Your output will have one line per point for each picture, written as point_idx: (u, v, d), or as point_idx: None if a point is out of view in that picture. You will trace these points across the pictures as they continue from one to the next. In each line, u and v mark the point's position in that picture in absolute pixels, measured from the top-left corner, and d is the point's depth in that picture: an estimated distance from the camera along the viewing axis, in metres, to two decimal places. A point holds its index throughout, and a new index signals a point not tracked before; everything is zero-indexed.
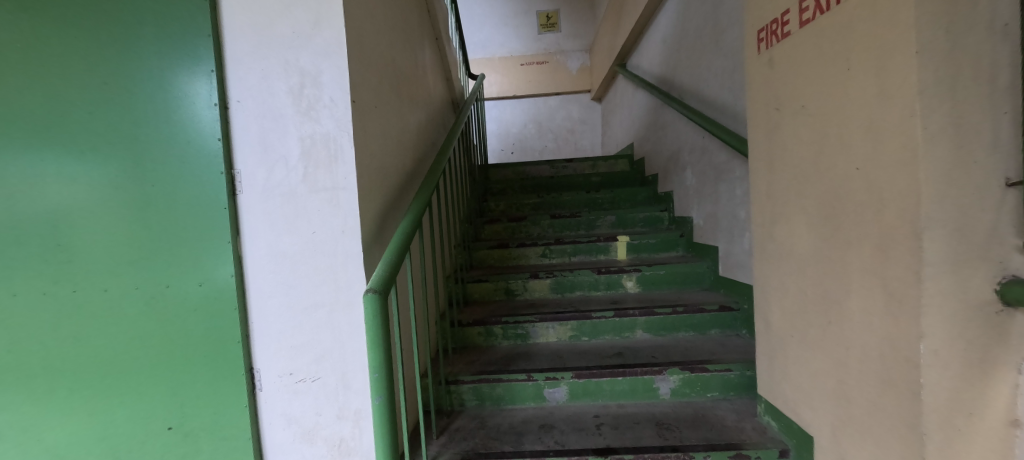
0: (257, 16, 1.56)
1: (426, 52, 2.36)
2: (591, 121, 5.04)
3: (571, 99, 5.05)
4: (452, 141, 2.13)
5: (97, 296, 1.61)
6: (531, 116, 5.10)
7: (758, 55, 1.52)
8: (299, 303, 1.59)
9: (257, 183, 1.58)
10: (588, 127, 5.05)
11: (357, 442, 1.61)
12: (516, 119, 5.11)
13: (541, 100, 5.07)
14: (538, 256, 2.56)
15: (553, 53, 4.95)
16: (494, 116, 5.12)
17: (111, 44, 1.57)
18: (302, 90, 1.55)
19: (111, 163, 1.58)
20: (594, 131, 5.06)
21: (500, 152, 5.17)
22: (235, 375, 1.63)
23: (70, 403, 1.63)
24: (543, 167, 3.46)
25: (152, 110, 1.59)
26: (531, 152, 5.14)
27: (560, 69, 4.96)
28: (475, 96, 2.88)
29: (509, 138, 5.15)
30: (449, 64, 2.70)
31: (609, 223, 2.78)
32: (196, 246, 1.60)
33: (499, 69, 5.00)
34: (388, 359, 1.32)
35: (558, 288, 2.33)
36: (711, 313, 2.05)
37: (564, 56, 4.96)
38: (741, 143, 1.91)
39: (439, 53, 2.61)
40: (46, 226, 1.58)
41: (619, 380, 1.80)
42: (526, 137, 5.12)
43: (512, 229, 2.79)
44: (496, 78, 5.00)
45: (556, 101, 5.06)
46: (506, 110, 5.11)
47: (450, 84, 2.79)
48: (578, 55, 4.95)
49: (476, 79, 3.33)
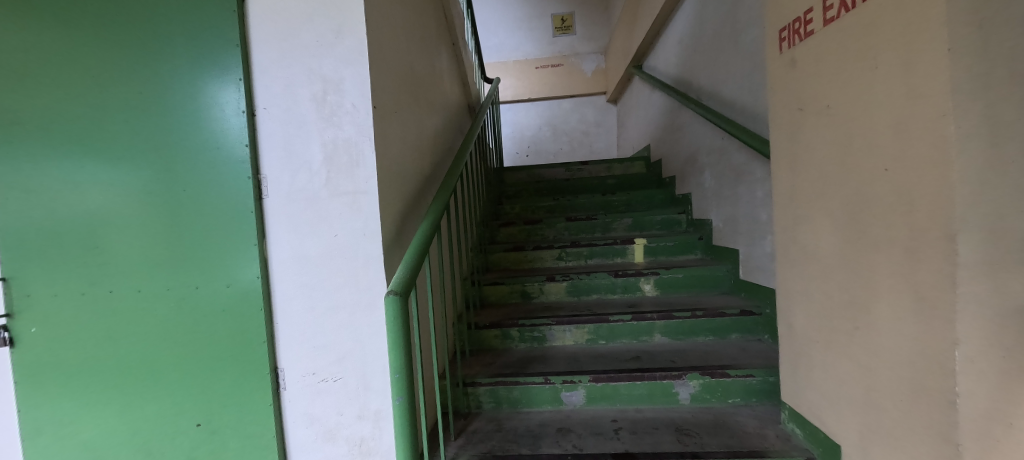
0: (284, 26, 1.62)
1: (444, 58, 2.40)
2: (606, 123, 5.01)
3: (586, 101, 5.03)
4: (469, 144, 2.15)
5: (130, 296, 1.67)
6: (546, 119, 5.10)
7: (780, 54, 1.49)
8: (320, 304, 1.65)
9: (282, 188, 1.64)
10: (603, 129, 5.02)
11: (376, 442, 1.66)
12: (531, 123, 5.12)
13: (555, 102, 5.06)
14: (554, 259, 2.57)
15: (567, 56, 4.96)
16: (509, 120, 5.15)
17: (144, 55, 1.64)
18: (326, 97, 1.61)
19: (143, 169, 1.65)
20: (610, 133, 5.02)
21: (515, 155, 5.18)
22: (260, 374, 1.68)
23: (105, 398, 1.70)
24: (557, 171, 3.47)
25: (183, 118, 1.65)
26: (545, 155, 5.14)
27: (575, 71, 4.95)
28: (491, 98, 2.89)
29: (524, 141, 5.15)
30: (466, 69, 2.73)
31: (626, 226, 2.76)
32: (225, 249, 1.65)
33: (514, 72, 4.99)
34: (409, 360, 1.35)
35: (574, 291, 2.32)
36: (732, 318, 2.01)
37: (579, 58, 4.95)
38: (761, 143, 1.87)
39: (456, 58, 2.64)
40: (84, 228, 1.66)
41: (637, 385, 1.79)
42: (540, 140, 5.13)
43: (528, 231, 2.78)
44: (510, 81, 5.00)
45: (570, 104, 5.05)
46: (521, 114, 5.12)
47: (465, 89, 2.81)
48: (593, 57, 4.94)
49: (492, 83, 3.33)
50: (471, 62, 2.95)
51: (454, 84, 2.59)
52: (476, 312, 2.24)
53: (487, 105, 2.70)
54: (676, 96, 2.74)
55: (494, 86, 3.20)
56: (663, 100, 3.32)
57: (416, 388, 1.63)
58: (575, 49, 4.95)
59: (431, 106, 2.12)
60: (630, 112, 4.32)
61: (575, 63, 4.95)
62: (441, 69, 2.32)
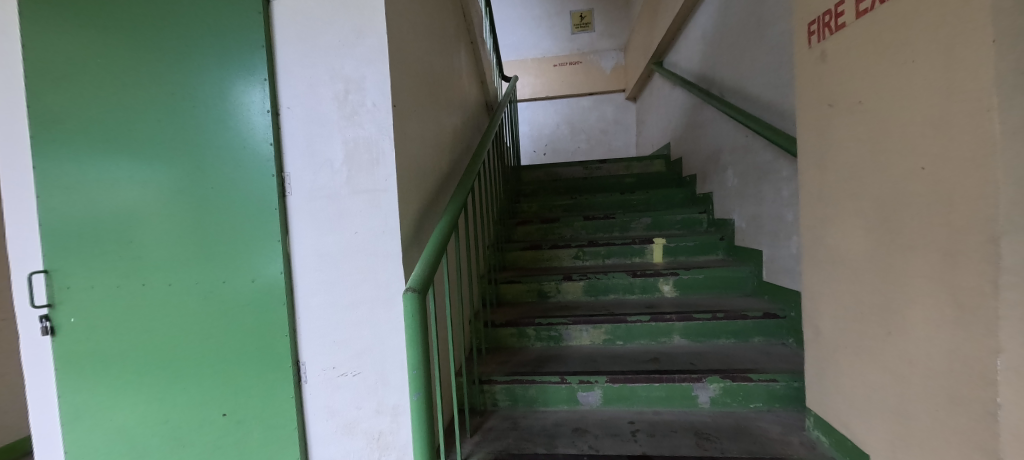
0: (306, 27, 1.65)
1: (463, 56, 2.40)
2: (624, 121, 4.94)
3: (604, 99, 4.97)
4: (487, 142, 2.16)
5: (161, 289, 1.73)
6: (563, 117, 5.07)
7: (809, 49, 1.43)
8: (341, 299, 1.68)
9: (304, 185, 1.68)
10: (622, 127, 4.95)
11: (394, 437, 1.68)
12: (549, 121, 5.10)
13: (573, 100, 5.03)
14: (571, 258, 2.55)
15: (586, 53, 4.91)
16: (526, 118, 5.14)
17: (175, 57, 1.69)
18: (347, 96, 1.64)
19: (174, 167, 1.71)
20: (629, 131, 4.95)
21: (532, 153, 5.18)
22: (283, 367, 1.72)
23: (137, 387, 1.77)
24: (575, 169, 3.42)
25: (211, 117, 1.70)
26: (563, 153, 5.12)
27: (594, 69, 4.90)
28: (510, 96, 2.89)
29: (542, 139, 5.14)
30: (484, 67, 2.73)
31: (645, 225, 2.71)
32: (250, 245, 1.70)
33: (531, 70, 4.99)
34: (426, 356, 1.36)
35: (591, 290, 2.30)
36: (755, 321, 1.95)
37: (598, 55, 4.89)
38: (787, 140, 1.82)
39: (475, 56, 2.64)
40: (119, 223, 1.73)
41: (654, 387, 1.76)
42: (558, 139, 5.11)
43: (545, 230, 2.77)
44: (528, 79, 5.00)
45: (589, 102, 5.01)
46: (538, 112, 5.11)
47: (483, 88, 2.81)
48: (612, 54, 4.86)
49: (511, 81, 3.31)
50: (489, 60, 2.95)
51: (473, 82, 2.60)
52: (492, 310, 2.24)
53: (506, 103, 2.70)
54: (698, 93, 2.68)
55: (513, 84, 3.19)
56: (684, 97, 3.25)
57: (433, 384, 1.65)
58: (594, 46, 4.89)
59: (450, 104, 2.13)
60: (650, 110, 4.24)
61: (594, 61, 4.89)
62: (460, 67, 2.33)
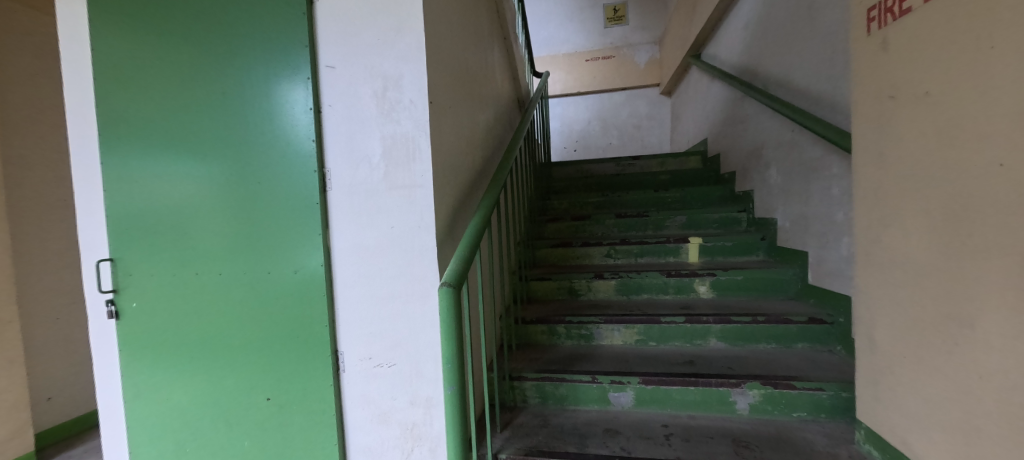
0: (346, 26, 1.70)
1: (496, 52, 2.40)
2: (659, 116, 4.76)
3: (638, 94, 4.82)
4: (519, 138, 2.15)
5: (212, 278, 1.84)
6: (595, 113, 4.96)
7: (867, 35, 1.34)
8: (378, 292, 1.73)
9: (344, 181, 1.73)
10: (656, 123, 4.78)
11: (428, 428, 1.72)
12: (581, 117, 5.01)
13: (606, 96, 4.91)
14: (602, 256, 2.48)
15: (620, 47, 4.79)
16: (557, 114, 5.07)
17: (226, 58, 1.78)
18: (385, 93, 1.68)
19: (225, 163, 1.80)
20: (663, 127, 4.77)
21: (563, 150, 5.10)
22: (322, 356, 1.78)
23: (191, 369, 1.88)
24: (608, 166, 3.33)
25: (259, 115, 1.77)
26: (595, 149, 5.01)
27: (628, 63, 4.75)
28: (543, 92, 2.86)
29: (573, 135, 5.06)
30: (516, 63, 2.72)
31: (679, 224, 2.61)
32: (293, 238, 1.77)
33: (564, 65, 4.93)
34: (461, 351, 1.38)
35: (624, 290, 2.25)
36: (799, 325, 1.85)
37: (632, 49, 4.74)
38: (838, 135, 1.71)
39: (507, 52, 2.63)
40: (177, 216, 1.84)
41: (690, 390, 1.70)
42: (590, 135, 5.01)
43: (575, 227, 2.73)
44: (561, 74, 4.94)
45: (622, 97, 4.87)
46: (570, 108, 5.02)
47: (517, 84, 2.80)
48: (647, 48, 4.72)
49: (543, 75, 3.27)
50: (522, 56, 2.93)
51: (506, 78, 2.59)
52: (523, 307, 2.23)
53: (537, 99, 2.67)
54: (740, 86, 2.55)
55: (546, 79, 3.15)
56: (723, 91, 3.11)
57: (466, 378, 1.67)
58: (628, 39, 4.75)
59: (484, 100, 2.14)
60: (686, 105, 4.08)
61: (627, 55, 4.75)
62: (493, 63, 2.33)
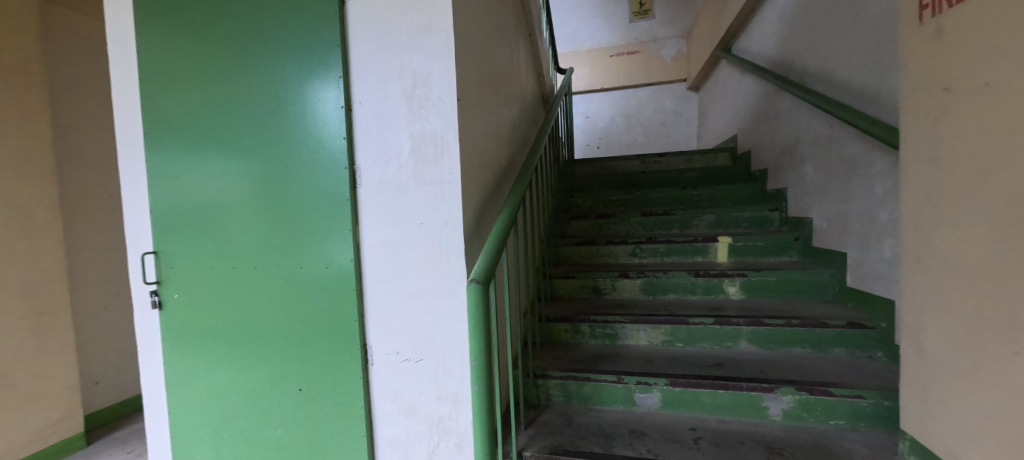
0: (377, 25, 1.72)
1: (521, 49, 2.38)
2: (685, 112, 4.64)
3: (663, 89, 4.71)
4: (544, 135, 2.14)
5: (249, 272, 1.90)
6: (619, 109, 4.88)
7: (920, 23, 1.26)
8: (407, 287, 1.75)
9: (374, 177, 1.76)
10: (682, 119, 4.66)
11: (453, 423, 1.74)
12: (604, 113, 4.94)
13: (631, 92, 4.83)
14: (627, 255, 2.43)
15: (645, 42, 4.69)
16: (581, 111, 5.03)
17: (262, 59, 1.83)
18: (415, 90, 1.70)
19: (262, 161, 1.86)
20: (689, 123, 4.64)
21: (586, 147, 5.05)
22: (352, 349, 1.82)
23: (228, 359, 1.96)
24: (633, 163, 3.23)
25: (293, 114, 1.82)
26: (618, 146, 4.93)
27: (653, 58, 4.67)
28: (566, 89, 2.83)
29: (597, 132, 5.00)
30: (540, 59, 2.69)
31: (707, 223, 2.54)
32: (325, 234, 1.81)
33: (586, 61, 4.86)
34: (488, 347, 1.39)
35: (648, 290, 2.20)
36: (837, 330, 1.77)
37: (658, 44, 4.65)
38: (884, 129, 1.62)
39: (532, 48, 2.60)
40: (216, 212, 1.91)
41: (720, 394, 1.66)
42: (613, 132, 4.93)
43: (599, 226, 2.69)
44: (583, 71, 4.88)
45: (647, 93, 4.78)
46: (593, 104, 4.97)
47: (540, 80, 2.78)
48: (673, 42, 4.60)
49: (567, 72, 3.21)
50: (545, 52, 2.90)
51: (530, 75, 2.57)
52: (548, 305, 2.21)
53: (560, 96, 2.64)
54: (773, 80, 2.45)
55: (568, 76, 3.10)
56: (755, 85, 2.99)
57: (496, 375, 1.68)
58: (654, 34, 4.65)
59: (509, 97, 2.14)
60: (715, 101, 3.96)
61: (653, 50, 4.66)
62: (518, 60, 2.32)
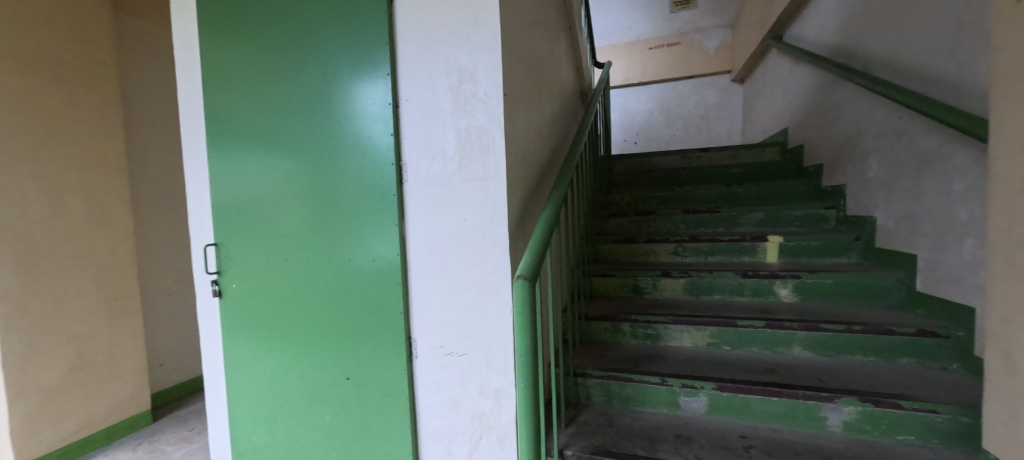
0: (424, 22, 1.74)
1: (561, 43, 2.34)
2: (729, 106, 4.43)
3: (706, 82, 4.53)
4: (585, 130, 2.09)
5: (300, 264, 1.97)
6: (658, 103, 4.74)
7: (1018, 3, 1.15)
8: (452, 283, 1.77)
9: (420, 173, 1.78)
10: (726, 112, 4.45)
11: (496, 418, 1.74)
12: (643, 108, 4.80)
13: (671, 85, 4.67)
14: (668, 253, 2.36)
15: (687, 33, 4.51)
16: (618, 105, 4.91)
17: (313, 57, 1.88)
18: (461, 86, 1.70)
19: (313, 157, 1.91)
20: (734, 117, 4.43)
21: (622, 142, 4.94)
22: (397, 341, 1.85)
23: (280, 346, 2.04)
24: (672, 158, 3.09)
25: (342, 111, 1.86)
26: (656, 141, 4.80)
27: (695, 49, 4.47)
28: (604, 83, 2.76)
29: (634, 127, 4.87)
30: (580, 52, 2.63)
31: (755, 221, 2.42)
32: (372, 228, 1.85)
33: (624, 55, 4.74)
34: (534, 344, 1.38)
35: (692, 290, 2.13)
36: (907, 338, 1.66)
37: (701, 35, 4.45)
38: (967, 121, 1.50)
39: (572, 41, 2.55)
40: (270, 206, 1.99)
41: (772, 401, 1.59)
42: (651, 127, 4.79)
43: (638, 223, 2.59)
44: (621, 64, 4.76)
45: (688, 86, 4.61)
46: (631, 98, 4.84)
47: (579, 75, 2.73)
48: (717, 32, 4.39)
49: (605, 66, 3.13)
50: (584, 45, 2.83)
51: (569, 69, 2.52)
52: (587, 303, 2.18)
53: (600, 90, 2.58)
54: (833, 70, 2.30)
55: (606, 70, 3.01)
56: (810, 76, 2.83)
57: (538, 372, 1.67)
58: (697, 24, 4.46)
59: (551, 91, 2.11)
60: (762, 94, 3.77)
61: (695, 41, 4.47)
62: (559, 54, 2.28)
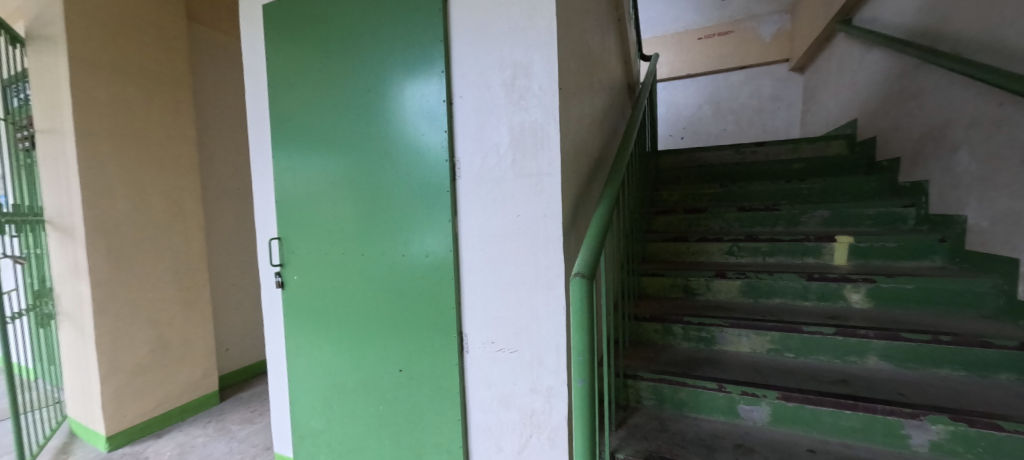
0: (478, 18, 1.73)
1: (611, 35, 2.28)
2: (786, 97, 4.16)
3: (760, 73, 4.27)
4: (636, 124, 2.03)
5: (356, 258, 2.02)
6: (707, 96, 4.52)
7: None
8: (504, 279, 1.76)
9: (474, 170, 1.78)
10: (782, 103, 4.18)
11: (547, 416, 1.73)
12: (690, 101, 4.60)
13: (722, 76, 4.44)
14: (722, 253, 2.25)
15: (740, 21, 4.30)
16: (664, 99, 4.73)
17: (369, 56, 1.91)
18: (516, 81, 1.68)
19: (368, 154, 1.95)
20: (791, 109, 4.14)
21: (668, 138, 4.74)
22: (448, 336, 1.87)
23: (336, 337, 2.11)
24: (725, 153, 2.92)
25: (396, 108, 1.88)
26: (705, 136, 4.57)
27: (750, 37, 4.26)
28: (652, 76, 2.65)
29: (680, 122, 4.67)
30: (628, 44, 2.53)
31: (819, 220, 2.26)
32: (425, 224, 1.86)
33: (672, 46, 4.57)
34: (592, 343, 1.35)
35: (749, 292, 2.02)
36: (1005, 352, 1.52)
37: (756, 21, 4.24)
38: None
39: (620, 33, 2.46)
40: (328, 201, 2.05)
41: (845, 415, 1.49)
42: (700, 120, 4.57)
43: (687, 221, 2.49)
44: (668, 56, 4.59)
45: (740, 76, 4.37)
46: (677, 92, 4.65)
47: (627, 68, 2.64)
48: (774, 18, 4.17)
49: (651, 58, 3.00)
50: (631, 36, 2.72)
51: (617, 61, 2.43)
52: (637, 303, 2.11)
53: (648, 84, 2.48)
54: (918, 54, 2.11)
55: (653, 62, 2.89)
56: (884, 62, 2.62)
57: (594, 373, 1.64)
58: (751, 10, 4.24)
59: (602, 84, 2.06)
60: (826, 82, 3.52)
61: (749, 28, 4.26)
62: (609, 46, 2.22)
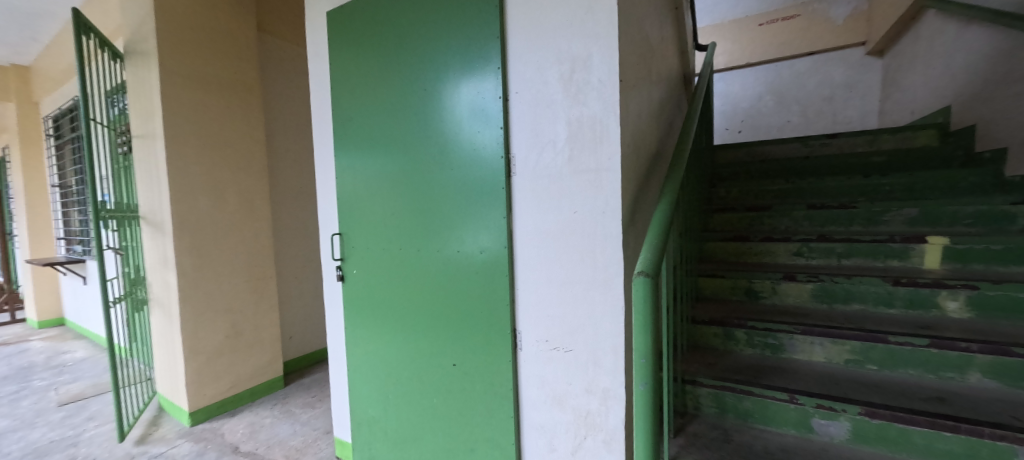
0: (535, 11, 1.69)
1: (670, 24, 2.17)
2: (859, 83, 3.79)
3: (831, 59, 3.93)
4: (694, 116, 1.92)
5: (412, 253, 2.05)
6: (769, 85, 4.23)
7: None
8: (560, 277, 1.72)
9: (530, 166, 1.75)
10: (856, 90, 3.81)
11: (603, 419, 1.67)
12: (750, 92, 4.33)
13: (786, 64, 4.15)
14: (790, 254, 2.09)
15: (807, 3, 4.01)
16: (721, 91, 4.50)
17: (426, 52, 1.92)
18: (573, 75, 1.63)
19: (424, 150, 1.96)
20: (866, 97, 3.77)
21: (725, 131, 4.50)
22: (502, 332, 1.85)
23: (392, 330, 2.15)
24: (792, 146, 2.73)
25: (452, 105, 1.88)
26: (766, 128, 4.27)
27: (820, 20, 3.93)
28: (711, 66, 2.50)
29: (738, 114, 4.41)
30: (684, 33, 2.40)
31: (905, 218, 2.06)
32: (479, 221, 1.86)
33: (730, 35, 4.38)
34: (655, 346, 1.29)
35: (822, 296, 1.86)
36: None
37: (825, 3, 3.92)
38: None
39: (677, 21, 2.33)
40: (385, 197, 2.09)
41: (944, 437, 1.34)
42: (760, 112, 4.29)
43: (748, 219, 2.34)
44: (726, 46, 4.40)
45: (807, 63, 4.05)
46: (735, 83, 4.41)
47: (683, 58, 2.51)
48: None
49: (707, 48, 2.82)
50: (687, 24, 2.57)
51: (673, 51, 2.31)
52: (694, 305, 2.00)
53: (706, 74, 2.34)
54: None
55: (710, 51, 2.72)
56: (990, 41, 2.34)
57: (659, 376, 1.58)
58: None
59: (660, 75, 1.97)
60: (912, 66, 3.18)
61: (819, 10, 3.94)
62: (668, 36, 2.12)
